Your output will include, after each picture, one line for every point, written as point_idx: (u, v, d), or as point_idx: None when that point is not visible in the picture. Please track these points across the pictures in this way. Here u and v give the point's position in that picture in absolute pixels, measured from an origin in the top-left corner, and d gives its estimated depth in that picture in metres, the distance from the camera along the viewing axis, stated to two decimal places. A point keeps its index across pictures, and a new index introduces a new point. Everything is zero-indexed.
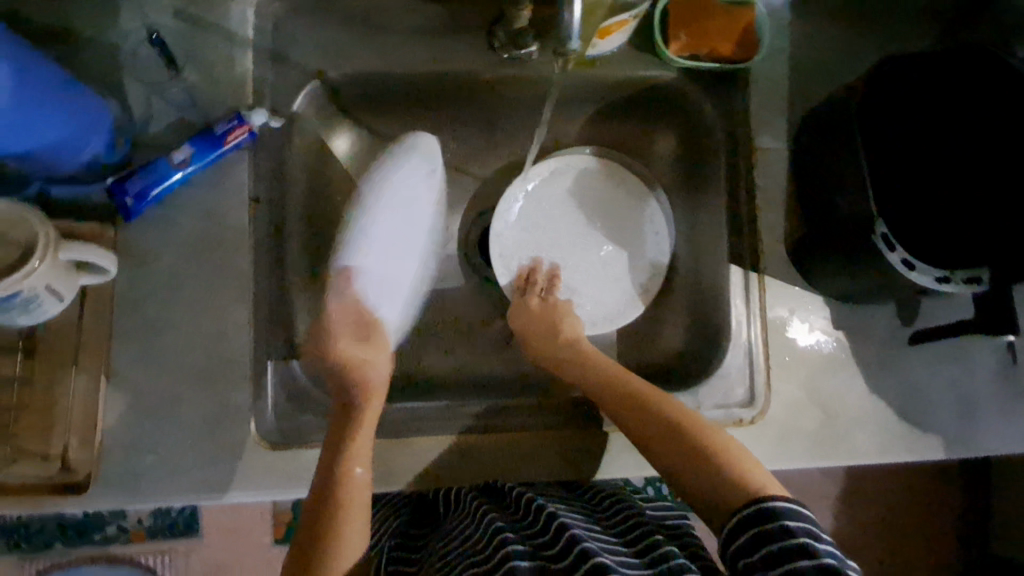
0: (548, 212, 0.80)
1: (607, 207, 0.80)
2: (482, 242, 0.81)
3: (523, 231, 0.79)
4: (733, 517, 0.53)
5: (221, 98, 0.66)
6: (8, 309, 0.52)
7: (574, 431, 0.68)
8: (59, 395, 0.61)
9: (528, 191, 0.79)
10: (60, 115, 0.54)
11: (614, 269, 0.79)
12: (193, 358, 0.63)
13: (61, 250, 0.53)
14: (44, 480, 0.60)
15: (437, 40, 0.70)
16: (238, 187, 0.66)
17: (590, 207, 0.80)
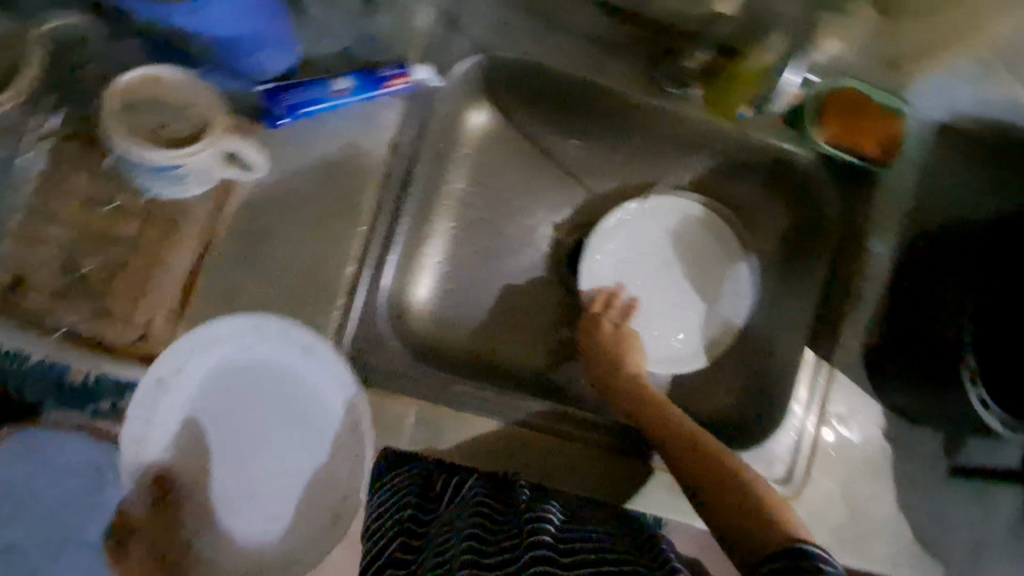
0: (644, 245, 0.80)
1: (703, 260, 0.80)
2: (573, 252, 0.82)
3: (614, 254, 0.80)
4: (763, 547, 0.51)
5: (394, 43, 0.68)
6: (160, 177, 0.53)
7: (607, 460, 0.71)
8: (161, 272, 0.62)
9: (629, 219, 0.80)
10: (261, 20, 0.57)
11: (690, 321, 0.78)
12: (292, 276, 0.65)
13: (226, 141, 0.52)
14: (121, 346, 0.61)
15: (606, 54, 0.72)
16: (382, 131, 0.68)
17: (686, 254, 0.80)
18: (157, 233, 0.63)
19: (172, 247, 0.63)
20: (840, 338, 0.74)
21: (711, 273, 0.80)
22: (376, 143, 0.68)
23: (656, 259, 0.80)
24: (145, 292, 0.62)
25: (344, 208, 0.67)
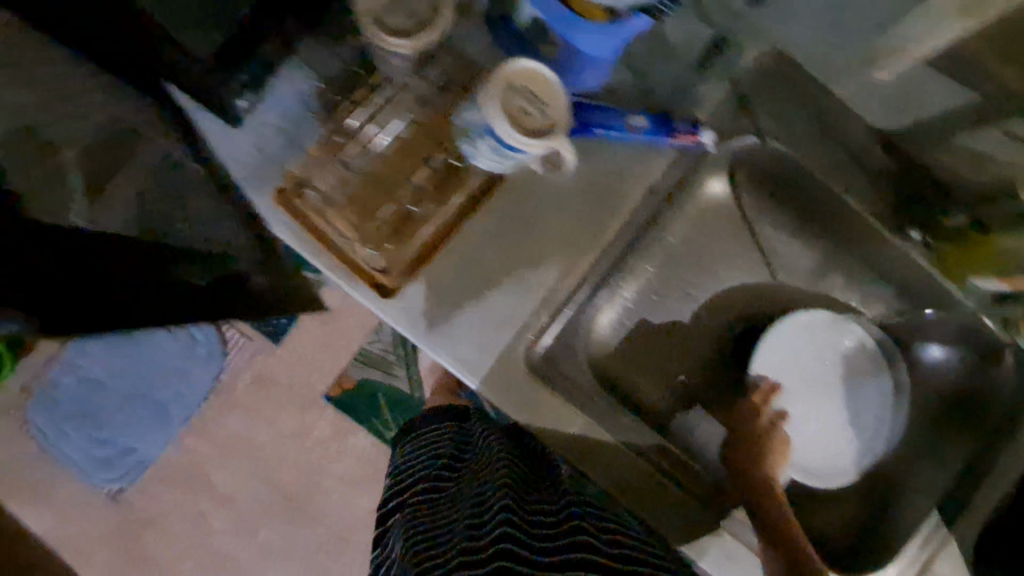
0: (813, 357, 0.84)
1: (857, 388, 0.85)
2: (746, 335, 0.86)
3: (784, 355, 0.84)
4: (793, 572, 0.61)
5: (691, 100, 0.73)
6: (493, 152, 0.58)
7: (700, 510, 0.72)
8: (424, 220, 0.69)
9: (811, 327, 0.84)
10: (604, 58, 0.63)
11: (828, 440, 0.83)
12: (527, 268, 0.71)
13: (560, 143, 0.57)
14: (371, 269, 0.68)
15: (862, 181, 0.77)
16: (650, 173, 0.73)
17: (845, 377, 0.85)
18: (433, 186, 0.69)
19: (442, 204, 0.69)
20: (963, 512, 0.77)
21: (861, 403, 0.84)
22: (640, 180, 0.73)
23: (816, 372, 0.84)
24: (407, 232, 0.69)
25: (591, 226, 0.72)
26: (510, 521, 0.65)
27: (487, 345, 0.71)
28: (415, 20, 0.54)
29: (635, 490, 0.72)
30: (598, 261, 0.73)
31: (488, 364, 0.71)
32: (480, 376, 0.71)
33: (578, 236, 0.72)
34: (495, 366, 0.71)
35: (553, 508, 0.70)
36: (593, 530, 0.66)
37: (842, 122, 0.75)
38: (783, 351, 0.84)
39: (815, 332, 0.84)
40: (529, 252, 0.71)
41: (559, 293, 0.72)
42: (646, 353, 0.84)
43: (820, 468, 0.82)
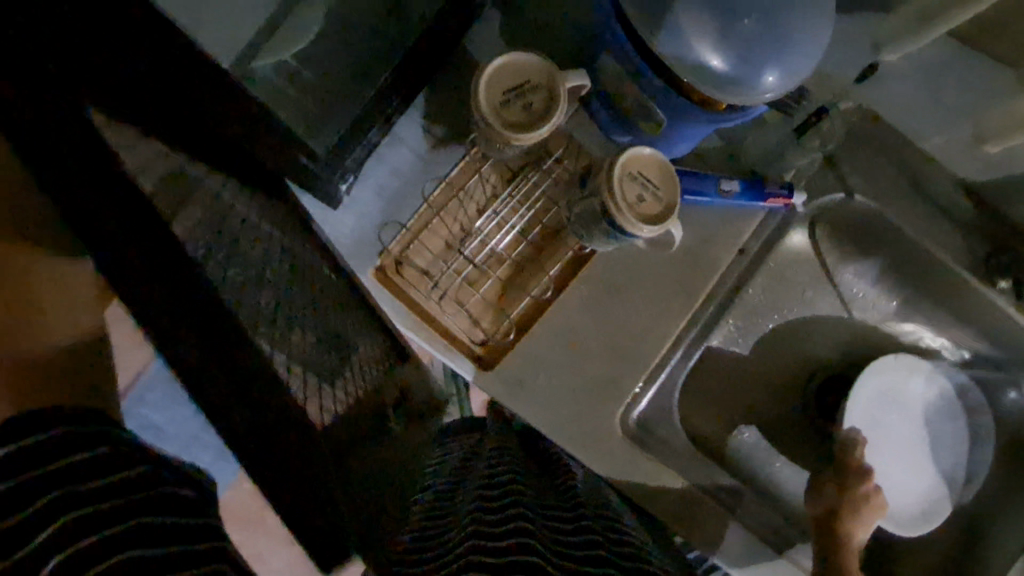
0: (905, 402, 0.81)
1: (937, 434, 0.83)
2: (829, 382, 0.83)
3: (877, 400, 0.80)
4: None
5: (778, 161, 0.73)
6: (610, 238, 0.60)
7: (751, 513, 0.74)
8: (522, 291, 0.70)
9: (904, 371, 0.81)
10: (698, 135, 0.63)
11: (915, 487, 0.81)
12: (618, 332, 0.72)
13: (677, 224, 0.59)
14: (470, 341, 0.69)
15: (948, 232, 0.76)
16: (738, 234, 0.73)
17: (929, 421, 0.83)
18: (531, 257, 0.70)
19: (540, 274, 0.70)
20: None
21: (941, 449, 0.83)
22: (731, 241, 0.73)
23: (904, 417, 0.82)
24: (502, 302, 0.70)
25: (684, 289, 0.73)
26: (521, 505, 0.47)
27: (584, 412, 0.71)
28: (529, 112, 0.56)
29: (703, 520, 0.71)
30: (685, 322, 0.73)
31: (588, 431, 0.71)
32: (578, 443, 0.71)
33: (665, 298, 0.72)
34: (594, 431, 0.71)
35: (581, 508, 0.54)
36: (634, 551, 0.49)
37: (926, 175, 0.75)
38: (878, 395, 0.80)
39: (906, 378, 0.81)
40: (618, 318, 0.72)
41: (648, 356, 0.73)
42: (727, 407, 0.82)
43: (911, 518, 0.80)
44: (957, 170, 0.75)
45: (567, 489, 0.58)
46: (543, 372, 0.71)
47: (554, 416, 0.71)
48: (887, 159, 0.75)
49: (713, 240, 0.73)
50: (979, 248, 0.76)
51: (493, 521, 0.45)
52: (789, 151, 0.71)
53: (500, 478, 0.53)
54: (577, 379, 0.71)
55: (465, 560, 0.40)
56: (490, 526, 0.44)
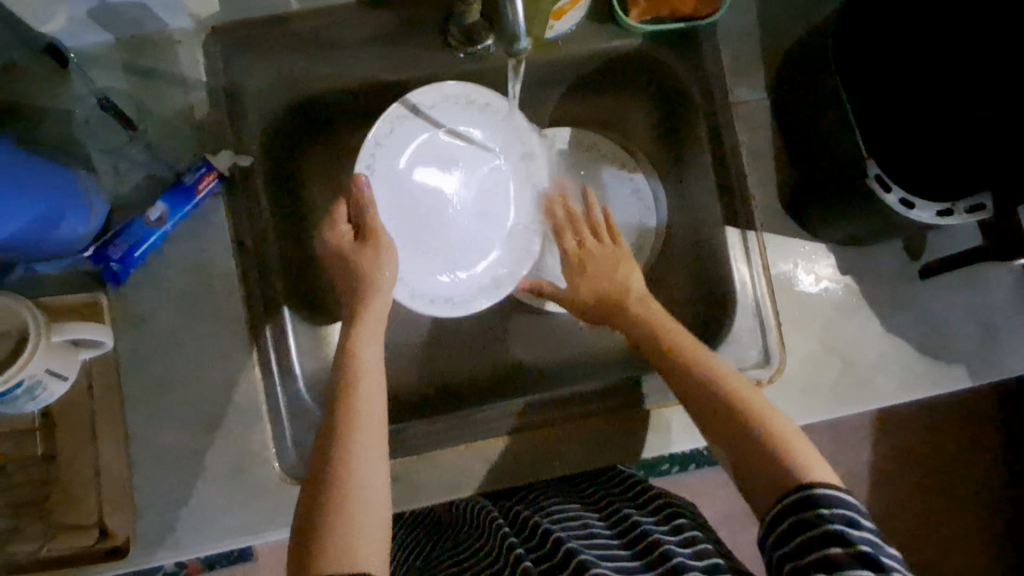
0: (426, 262, 0.68)
1: (416, 112, 0.67)
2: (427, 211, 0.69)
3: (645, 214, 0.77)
4: (777, 501, 0.45)
5: (188, 148, 0.65)
6: (14, 398, 0.53)
7: (580, 417, 0.68)
8: (88, 468, 0.63)
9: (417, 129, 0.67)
10: (30, 207, 0.54)
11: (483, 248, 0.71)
12: (206, 408, 0.65)
13: (54, 332, 0.54)
14: (91, 546, 0.62)
15: (394, 46, 0.67)
16: (220, 232, 0.66)
17: (415, 166, 0.68)
18: (73, 431, 0.63)
19: (86, 434, 0.63)
20: (753, 200, 0.70)
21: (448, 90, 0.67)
22: (224, 245, 0.66)
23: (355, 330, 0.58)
24: (83, 489, 0.63)
25: (220, 323, 0.65)
26: (516, 545, 0.54)
27: (245, 500, 0.64)
28: None
29: (540, 450, 0.67)
30: (257, 341, 0.66)
31: (375, 438, 0.50)
32: (350, 427, 0.50)
33: (219, 341, 0.65)
34: (266, 506, 0.64)
35: (544, 504, 0.61)
36: (576, 533, 0.53)
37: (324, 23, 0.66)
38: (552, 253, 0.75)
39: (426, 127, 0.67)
40: (195, 399, 0.65)
41: (252, 399, 0.65)
42: (369, 346, 0.57)
43: None
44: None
45: (505, 511, 0.62)
46: (181, 502, 0.64)
47: (228, 524, 0.64)
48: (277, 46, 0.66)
49: (202, 260, 0.65)
50: (434, 38, 0.67)
51: (543, 558, 0.52)
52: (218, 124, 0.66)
53: (477, 530, 0.62)
54: (217, 478, 0.64)
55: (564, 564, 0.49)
56: (551, 561, 0.51)
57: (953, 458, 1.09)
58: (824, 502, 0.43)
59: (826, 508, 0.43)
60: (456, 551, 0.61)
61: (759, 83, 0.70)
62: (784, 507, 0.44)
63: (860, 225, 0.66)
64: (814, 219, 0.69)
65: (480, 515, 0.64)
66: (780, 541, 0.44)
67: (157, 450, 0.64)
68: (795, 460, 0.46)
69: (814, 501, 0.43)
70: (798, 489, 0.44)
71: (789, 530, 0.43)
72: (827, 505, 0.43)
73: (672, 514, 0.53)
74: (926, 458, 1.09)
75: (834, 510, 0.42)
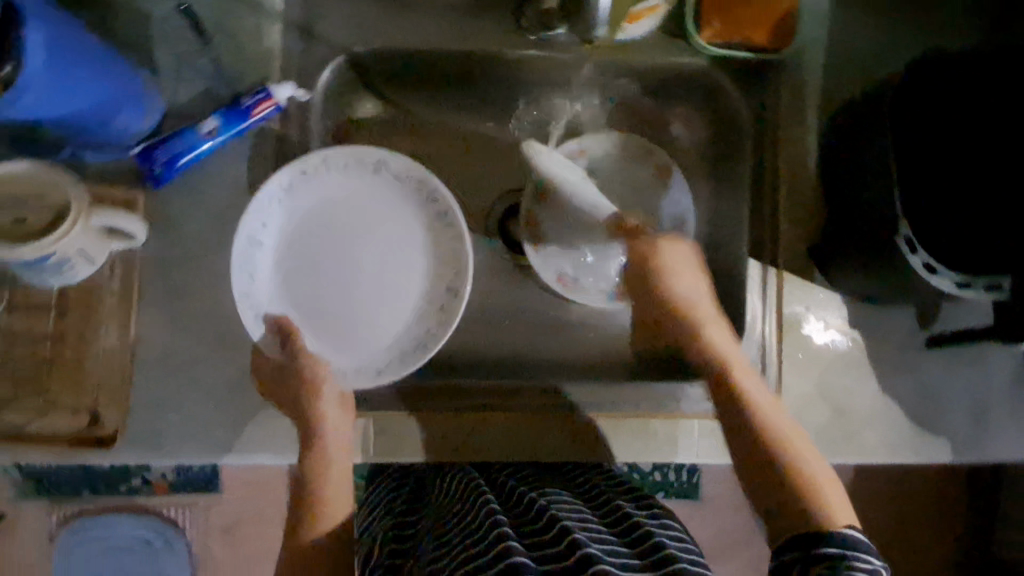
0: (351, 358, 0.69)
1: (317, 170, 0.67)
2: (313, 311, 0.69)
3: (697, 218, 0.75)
4: (801, 536, 0.52)
5: (251, 72, 0.67)
6: (43, 270, 0.55)
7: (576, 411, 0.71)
8: (91, 356, 0.65)
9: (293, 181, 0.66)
10: (93, 93, 0.56)
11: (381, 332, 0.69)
12: (216, 323, 0.66)
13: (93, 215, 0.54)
14: (80, 430, 0.64)
15: (467, 18, 0.69)
16: (264, 158, 0.67)
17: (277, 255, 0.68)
18: (83, 317, 0.65)
19: (95, 324, 0.65)
20: (779, 239, 0.72)
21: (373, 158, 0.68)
22: (266, 172, 0.67)
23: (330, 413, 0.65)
24: (83, 374, 0.64)
25: (248, 246, 0.67)
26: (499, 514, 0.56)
27: (235, 420, 0.66)
28: None
29: (525, 434, 0.70)
30: (278, 270, 0.67)
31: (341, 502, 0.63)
32: (320, 504, 0.62)
33: None
34: (255, 429, 0.66)
35: (530, 485, 0.62)
36: (570, 514, 0.55)
37: None
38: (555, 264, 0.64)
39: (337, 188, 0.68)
40: (207, 312, 0.66)
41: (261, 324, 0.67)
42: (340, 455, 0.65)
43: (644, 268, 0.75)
44: None
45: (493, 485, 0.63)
46: (172, 408, 0.66)
47: (213, 439, 0.66)
48: None
49: (243, 182, 0.67)
50: (507, 18, 0.69)
51: (535, 531, 0.53)
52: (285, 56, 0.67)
53: (456, 493, 0.63)
54: (212, 393, 0.66)
55: (558, 541, 0.50)
56: (544, 535, 0.52)
57: (915, 537, 1.10)
58: (853, 547, 0.50)
59: (851, 551, 0.49)
60: (436, 508, 0.63)
61: (809, 125, 0.72)
62: (812, 543, 0.51)
63: (878, 283, 0.67)
64: (834, 268, 0.70)
65: (463, 481, 0.65)
66: (778, 551, 0.53)
67: (159, 353, 0.66)
68: (826, 508, 0.53)
69: (840, 542, 0.50)
70: (833, 530, 0.51)
71: (813, 561, 0.50)
72: (854, 548, 0.49)
73: (659, 515, 0.56)
74: (892, 527, 1.10)
75: (859, 556, 0.49)
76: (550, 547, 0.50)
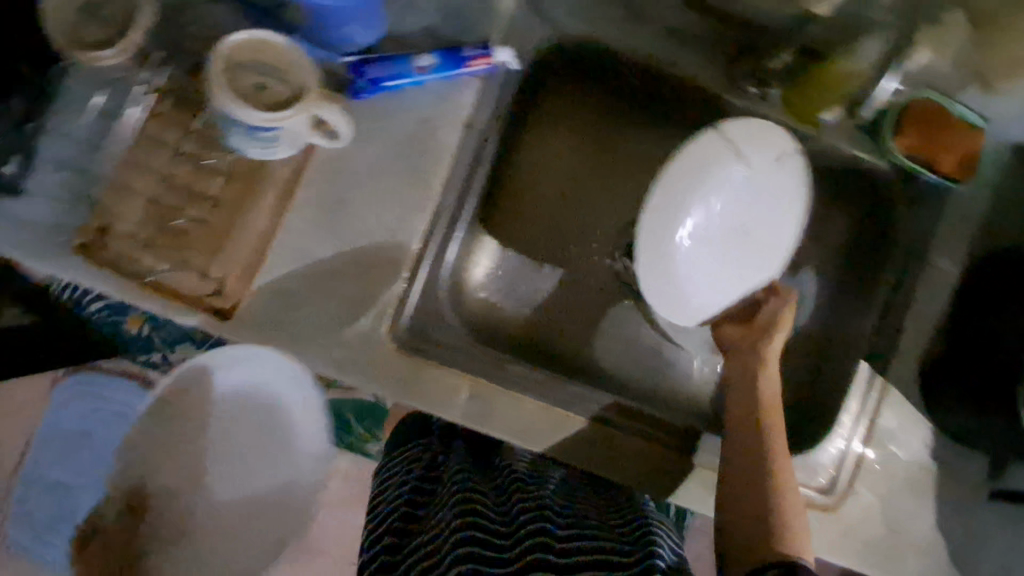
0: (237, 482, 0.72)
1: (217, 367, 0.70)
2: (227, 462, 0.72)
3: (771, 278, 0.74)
4: (759, 556, 0.54)
5: (475, 25, 0.69)
6: (251, 139, 0.57)
7: (654, 444, 0.72)
8: (237, 231, 0.66)
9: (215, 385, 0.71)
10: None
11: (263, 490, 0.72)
12: (359, 242, 0.68)
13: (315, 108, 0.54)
14: (204, 295, 0.66)
15: (686, 49, 0.72)
16: (458, 108, 0.69)
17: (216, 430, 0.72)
18: (241, 192, 0.66)
19: (251, 202, 0.66)
20: (896, 352, 0.74)
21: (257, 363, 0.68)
22: (454, 119, 0.69)
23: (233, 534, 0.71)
24: (225, 245, 0.66)
25: (414, 183, 0.68)
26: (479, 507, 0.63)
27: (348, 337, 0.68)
28: (109, 24, 0.52)
29: (601, 450, 0.71)
30: (433, 214, 0.69)
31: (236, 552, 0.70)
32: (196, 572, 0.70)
33: (403, 195, 0.68)
34: (360, 351, 0.68)
35: (531, 485, 0.69)
36: (544, 515, 0.61)
37: None
38: (661, 302, 0.69)
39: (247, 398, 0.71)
40: (358, 229, 0.67)
41: (399, 258, 0.68)
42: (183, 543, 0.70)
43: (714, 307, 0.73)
44: None
45: (502, 482, 0.72)
46: (292, 305, 0.67)
47: (317, 346, 0.68)
48: None
49: (430, 122, 0.68)
50: (722, 61, 0.72)
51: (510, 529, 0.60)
52: (511, 21, 0.69)
53: (466, 475, 0.72)
54: (333, 305, 0.68)
55: (526, 543, 0.57)
56: (511, 537, 0.59)
57: None
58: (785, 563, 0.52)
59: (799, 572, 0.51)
60: (453, 480, 0.71)
61: (959, 259, 0.74)
62: (768, 561, 0.53)
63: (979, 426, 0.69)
64: (938, 397, 0.73)
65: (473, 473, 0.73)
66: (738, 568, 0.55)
67: (293, 249, 0.67)
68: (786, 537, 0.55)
69: (791, 563, 0.52)
70: (780, 555, 0.53)
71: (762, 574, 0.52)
72: (796, 568, 0.51)
73: (651, 532, 0.61)
74: None
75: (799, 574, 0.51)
76: (513, 545, 0.57)
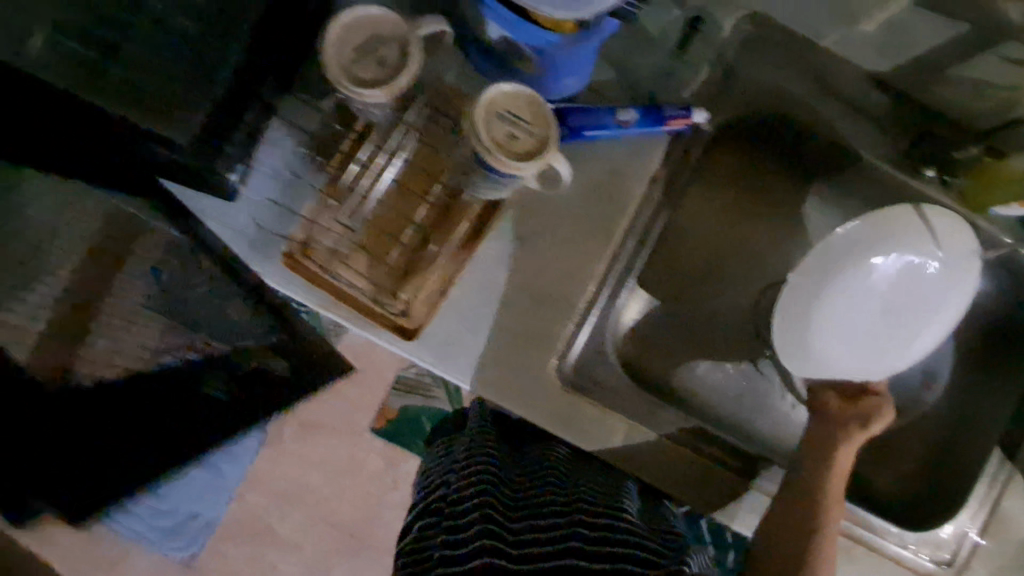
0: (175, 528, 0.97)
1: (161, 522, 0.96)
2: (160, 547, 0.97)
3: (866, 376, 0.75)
4: None
5: (674, 85, 0.71)
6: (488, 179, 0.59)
7: (714, 454, 0.74)
8: (428, 257, 0.69)
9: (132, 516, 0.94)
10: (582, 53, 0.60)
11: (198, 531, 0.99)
12: (540, 279, 0.71)
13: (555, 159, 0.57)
14: (392, 315, 0.68)
15: (866, 129, 0.75)
16: (647, 162, 0.72)
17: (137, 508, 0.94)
18: (436, 220, 0.69)
19: (445, 230, 0.69)
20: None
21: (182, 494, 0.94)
22: (642, 172, 0.72)
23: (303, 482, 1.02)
24: (416, 269, 0.69)
25: (600, 228, 0.71)
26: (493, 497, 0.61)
27: (515, 367, 0.71)
28: (384, 66, 0.54)
29: (683, 472, 0.72)
30: (611, 261, 0.72)
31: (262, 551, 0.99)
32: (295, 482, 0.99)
33: (585, 239, 0.71)
34: (524, 383, 0.71)
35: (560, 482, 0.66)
36: (570, 515, 0.59)
37: (835, 74, 0.73)
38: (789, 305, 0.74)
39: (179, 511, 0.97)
40: (542, 268, 0.71)
41: (575, 300, 0.71)
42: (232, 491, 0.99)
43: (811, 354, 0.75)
44: (868, 66, 0.72)
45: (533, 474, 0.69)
46: (469, 331, 0.70)
47: (488, 373, 0.70)
48: (789, 62, 0.73)
49: (618, 173, 0.71)
50: (899, 144, 0.75)
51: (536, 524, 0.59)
52: (707, 86, 0.72)
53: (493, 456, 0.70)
54: (508, 337, 0.71)
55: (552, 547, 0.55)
56: (534, 535, 0.57)
57: None
58: None
59: None
60: (476, 454, 0.70)
61: None
62: None
63: None
64: None
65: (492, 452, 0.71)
66: None
67: (475, 276, 0.70)
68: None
69: None
70: None
71: None
72: None
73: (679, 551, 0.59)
74: None
75: None
76: (534, 547, 0.56)
